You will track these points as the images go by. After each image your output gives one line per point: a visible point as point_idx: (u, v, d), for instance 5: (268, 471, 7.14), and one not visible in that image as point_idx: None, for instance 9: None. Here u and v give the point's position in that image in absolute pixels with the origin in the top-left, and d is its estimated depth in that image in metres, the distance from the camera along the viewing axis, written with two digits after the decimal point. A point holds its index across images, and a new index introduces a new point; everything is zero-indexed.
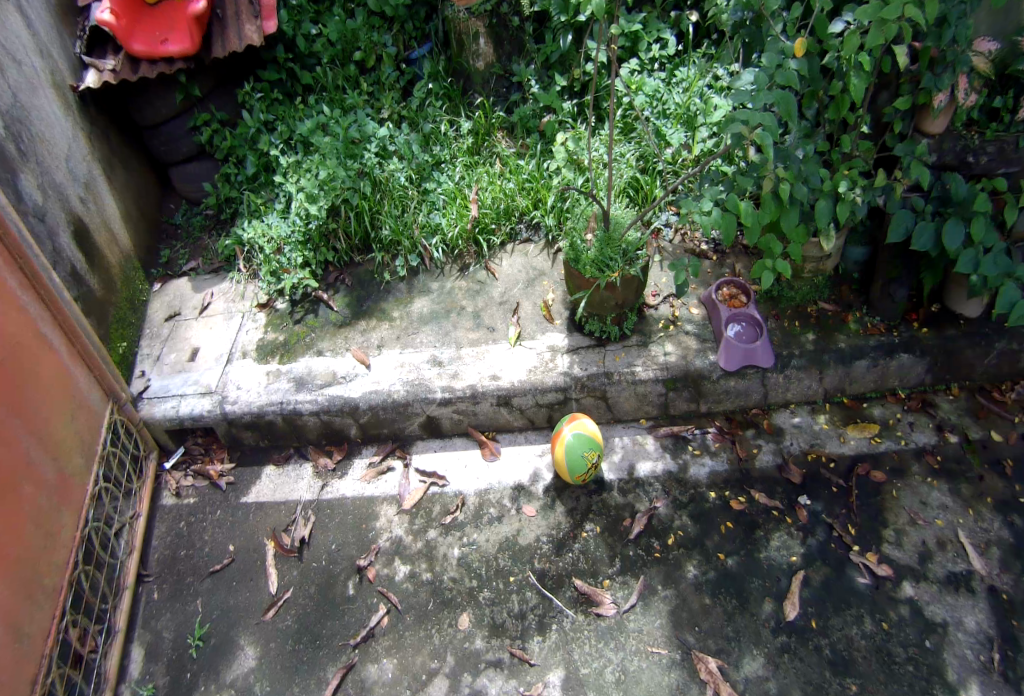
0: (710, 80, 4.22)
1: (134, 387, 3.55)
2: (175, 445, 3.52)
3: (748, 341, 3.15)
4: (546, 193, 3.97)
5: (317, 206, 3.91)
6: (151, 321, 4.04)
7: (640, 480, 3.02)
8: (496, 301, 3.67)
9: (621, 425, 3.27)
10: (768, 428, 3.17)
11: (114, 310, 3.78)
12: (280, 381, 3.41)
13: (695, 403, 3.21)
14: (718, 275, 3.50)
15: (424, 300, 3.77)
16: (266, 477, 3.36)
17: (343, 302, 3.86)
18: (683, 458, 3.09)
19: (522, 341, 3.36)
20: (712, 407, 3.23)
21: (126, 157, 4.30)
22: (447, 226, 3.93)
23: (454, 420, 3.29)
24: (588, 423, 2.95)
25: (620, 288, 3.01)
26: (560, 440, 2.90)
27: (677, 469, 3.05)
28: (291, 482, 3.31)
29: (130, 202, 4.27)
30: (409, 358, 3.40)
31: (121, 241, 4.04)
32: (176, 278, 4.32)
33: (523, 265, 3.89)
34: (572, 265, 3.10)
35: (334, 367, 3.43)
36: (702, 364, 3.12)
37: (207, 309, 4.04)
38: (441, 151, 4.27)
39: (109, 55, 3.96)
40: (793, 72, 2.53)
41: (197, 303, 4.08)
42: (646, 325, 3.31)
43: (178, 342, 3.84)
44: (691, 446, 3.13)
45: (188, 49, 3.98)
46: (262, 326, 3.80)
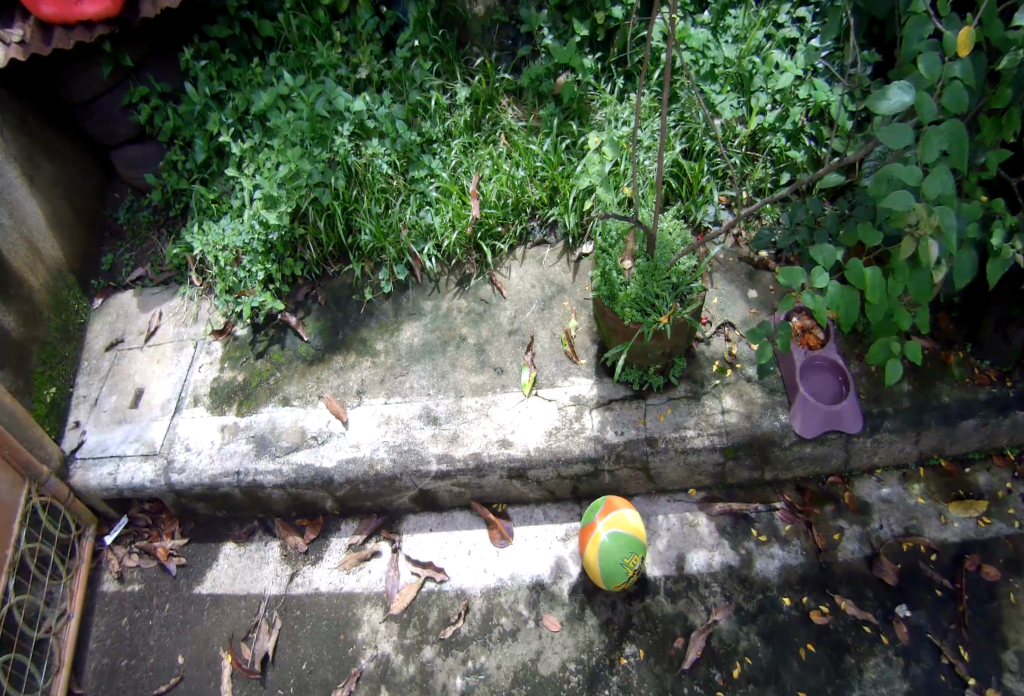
0: (770, 27, 3.26)
1: (67, 444, 3.18)
2: (116, 517, 3.15)
3: (827, 399, 2.43)
4: (564, 185, 3.07)
5: (277, 214, 3.18)
6: (91, 348, 3.58)
7: (692, 581, 2.32)
8: (504, 330, 2.92)
9: (676, 502, 2.51)
10: (850, 504, 2.45)
11: (40, 348, 3.29)
12: (236, 441, 2.94)
13: (755, 471, 2.47)
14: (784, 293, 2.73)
15: (414, 327, 3.07)
16: (223, 558, 2.95)
17: (315, 328, 3.23)
18: (745, 548, 2.37)
19: (538, 391, 2.63)
20: (779, 476, 2.50)
21: (55, 147, 3.55)
22: (441, 229, 3.11)
23: (452, 494, 2.64)
24: (620, 514, 2.23)
25: (670, 336, 2.23)
26: (592, 539, 2.21)
27: (739, 561, 2.35)
28: (255, 568, 2.85)
29: (61, 201, 3.57)
30: (393, 414, 2.75)
31: (49, 257, 3.45)
32: (118, 292, 3.76)
33: (536, 279, 3.05)
34: (600, 313, 2.36)
35: (303, 421, 2.88)
36: (771, 427, 2.38)
37: (154, 335, 3.58)
38: (431, 127, 3.36)
39: (14, 21, 3.10)
40: (963, 85, 1.73)
41: (142, 328, 3.61)
42: (697, 370, 2.54)
43: (120, 382, 3.40)
44: (755, 530, 2.41)
45: (109, 11, 3.13)
46: (219, 361, 3.33)
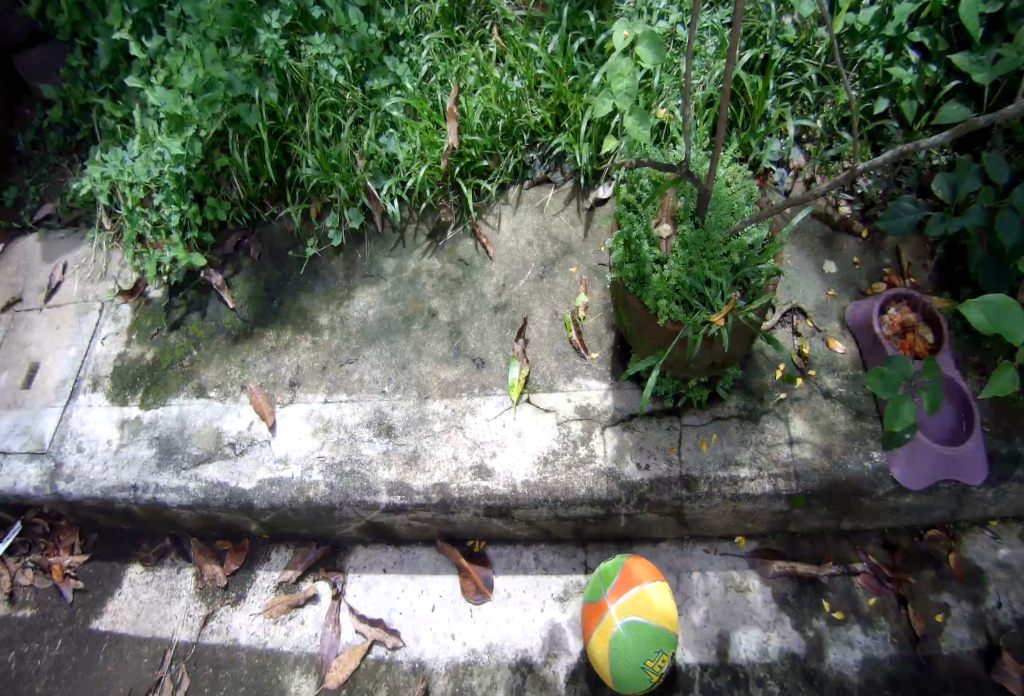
0: None
1: None
2: (11, 520, 2.49)
3: (935, 433, 1.73)
4: (576, 102, 2.19)
5: (182, 140, 2.39)
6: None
7: (739, 677, 1.67)
8: (488, 304, 2.11)
9: (719, 557, 1.83)
10: (959, 571, 1.76)
11: None
12: (137, 443, 2.29)
13: (827, 520, 1.78)
14: (871, 272, 1.98)
15: (370, 296, 2.26)
16: (128, 586, 2.35)
17: (243, 294, 2.47)
18: (814, 630, 1.72)
19: (532, 396, 1.89)
20: (860, 525, 1.81)
21: None
22: (405, 162, 2.26)
23: (411, 528, 1.98)
24: (635, 594, 1.55)
25: (724, 345, 1.50)
26: (603, 626, 1.56)
27: (806, 650, 1.69)
28: (163, 604, 2.26)
29: None
30: (333, 417, 2.04)
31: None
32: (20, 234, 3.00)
33: (534, 231, 2.21)
34: (618, 306, 1.66)
35: (218, 421, 2.20)
36: (858, 471, 1.67)
37: (56, 294, 2.83)
38: (396, 19, 2.42)
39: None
40: None
41: (42, 286, 2.87)
42: (754, 379, 1.81)
43: (11, 353, 2.71)
44: (827, 604, 1.75)
45: None
46: (126, 332, 2.62)
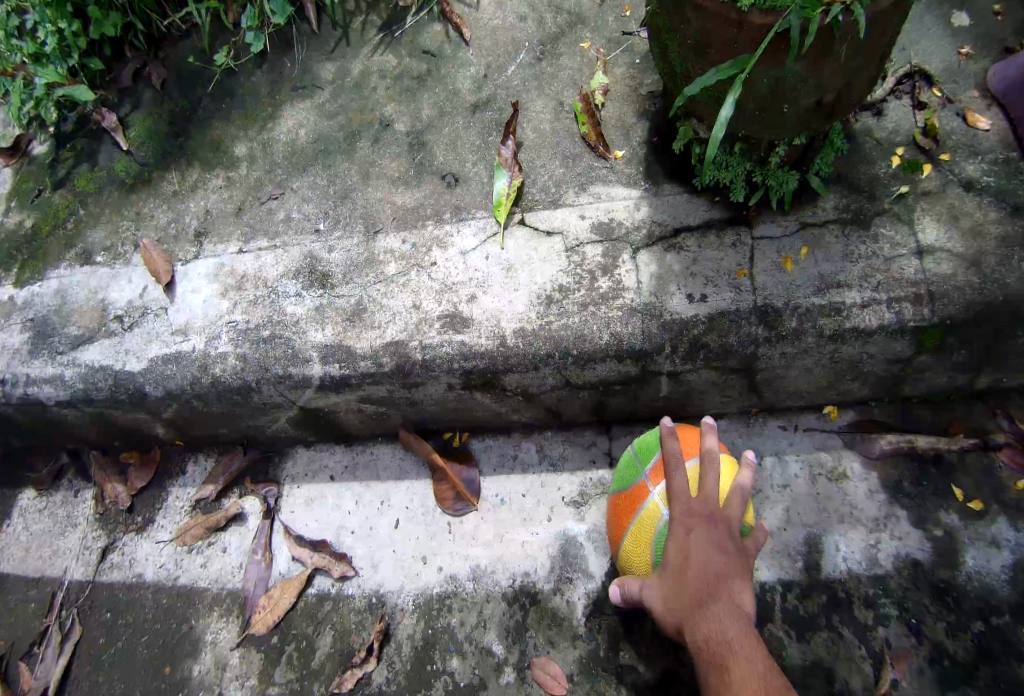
0: None
1: None
2: None
3: None
4: None
5: None
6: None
7: (839, 598, 1.19)
8: (464, 103, 1.48)
9: (801, 436, 1.32)
10: None
11: None
12: (8, 329, 1.67)
13: (961, 376, 1.24)
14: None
15: (301, 114, 1.61)
16: (20, 523, 1.76)
17: (140, 135, 1.83)
18: (943, 529, 1.21)
19: (529, 213, 1.30)
20: (1011, 379, 1.25)
21: None
22: None
23: (363, 419, 1.43)
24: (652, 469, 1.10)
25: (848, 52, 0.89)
26: (633, 497, 1.10)
27: (933, 557, 1.20)
28: (56, 536, 1.69)
29: None
30: (249, 270, 1.45)
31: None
32: None
33: (528, 2, 1.54)
34: (661, 30, 1.05)
35: (105, 290, 1.62)
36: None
37: None
38: None
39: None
40: None
41: None
42: (860, 170, 1.22)
43: None
44: (957, 490, 1.24)
45: None
46: (2, 201, 1.92)
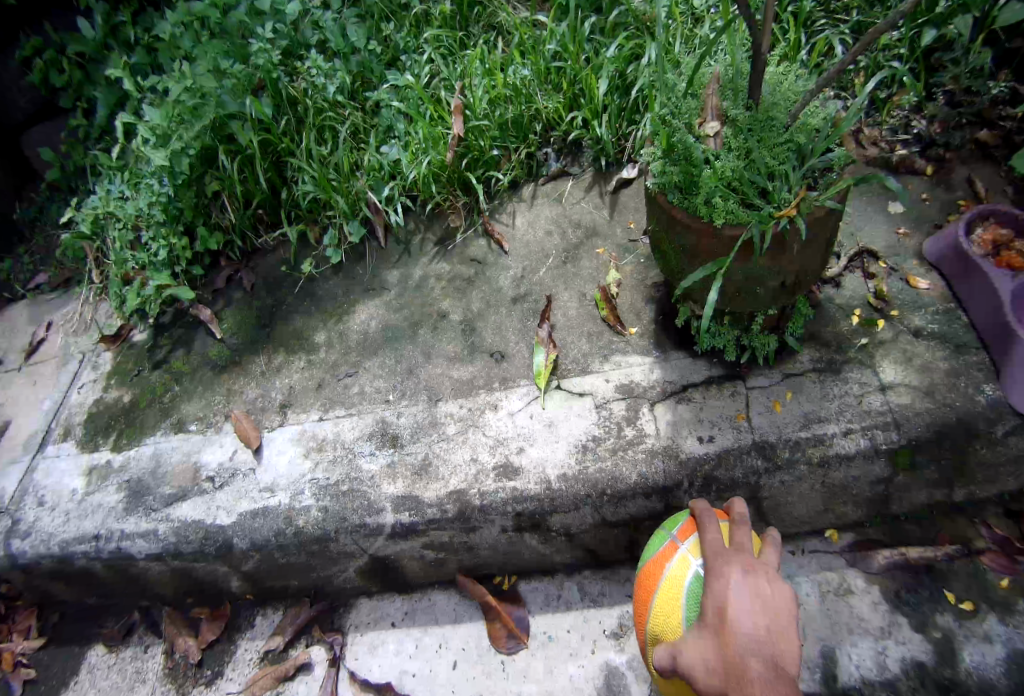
0: None
1: None
2: None
3: None
4: (592, 80, 2.06)
5: (168, 153, 2.20)
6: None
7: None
8: (505, 297, 1.90)
9: (809, 558, 1.48)
10: None
11: None
12: (104, 489, 1.96)
13: (939, 492, 1.43)
14: (939, 214, 1.74)
15: (371, 307, 2.06)
16: (88, 672, 1.90)
17: (232, 324, 2.25)
18: (941, 629, 1.34)
19: (561, 379, 1.62)
20: (982, 494, 1.44)
21: None
22: (407, 165, 2.14)
23: (424, 566, 1.61)
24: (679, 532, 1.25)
25: (799, 245, 1.23)
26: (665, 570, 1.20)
27: (936, 657, 1.31)
28: (124, 691, 1.80)
29: None
30: (328, 434, 1.75)
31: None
32: (12, 304, 3.10)
33: (552, 220, 2.04)
34: (657, 237, 1.40)
35: (197, 455, 1.89)
36: (971, 412, 1.35)
37: (38, 351, 2.75)
38: (397, 34, 2.39)
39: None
40: None
41: (26, 345, 2.80)
42: (827, 330, 1.52)
43: None
44: (952, 596, 1.37)
45: None
46: (104, 377, 2.38)
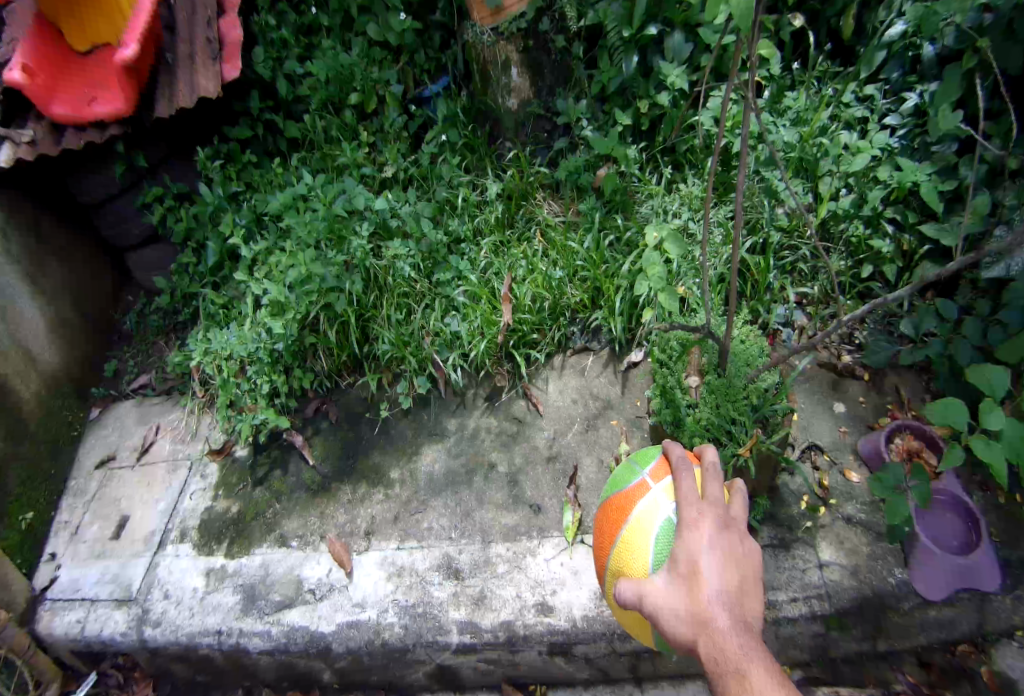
0: (833, 107, 2.86)
1: (40, 580, 2.89)
2: (90, 670, 2.71)
3: (952, 546, 1.97)
4: (610, 286, 2.69)
5: (283, 322, 2.87)
6: (79, 466, 3.35)
7: None
8: (541, 455, 2.48)
9: None
10: (998, 688, 1.85)
11: (21, 467, 3.04)
12: (223, 590, 2.50)
13: (867, 644, 1.93)
14: (874, 414, 2.31)
15: (436, 451, 2.63)
16: None
17: (322, 452, 2.82)
18: None
19: (585, 536, 2.21)
20: (898, 646, 1.94)
21: (69, 250, 3.61)
22: (467, 339, 2.74)
23: (477, 673, 2.13)
24: (649, 477, 1.70)
25: (754, 473, 1.91)
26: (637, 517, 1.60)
27: None
28: None
29: (69, 304, 3.54)
30: (405, 562, 2.30)
31: (45, 362, 3.30)
32: (120, 402, 3.64)
33: (578, 391, 2.65)
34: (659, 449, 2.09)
35: (300, 570, 2.44)
36: (881, 588, 1.90)
37: (149, 452, 3.30)
38: (459, 225, 3.03)
39: (30, 120, 3.18)
40: None
41: (137, 444, 3.35)
42: (782, 512, 2.09)
43: (106, 506, 3.12)
44: None
45: (121, 110, 3.22)
46: (213, 487, 2.93)
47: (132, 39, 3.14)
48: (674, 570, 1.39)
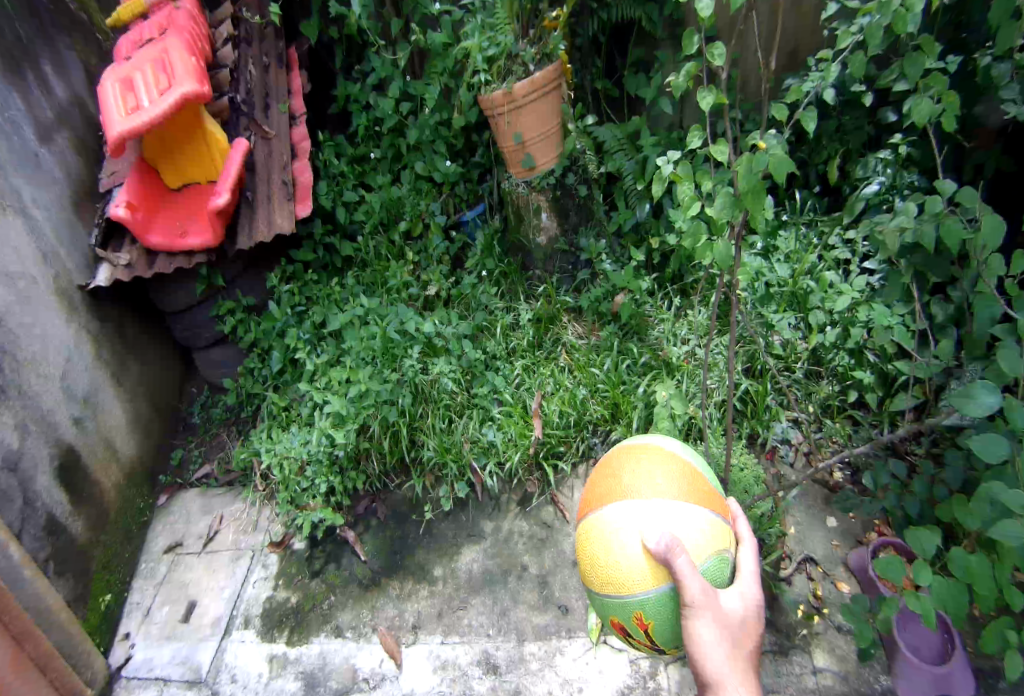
0: (820, 249, 3.30)
1: (114, 659, 3.04)
2: None
3: (932, 657, 2.18)
4: (627, 405, 3.11)
5: (343, 432, 3.28)
6: (149, 549, 3.51)
7: None
8: (568, 559, 2.89)
9: None
10: None
11: (103, 552, 3.24)
12: (285, 677, 2.78)
13: None
14: (862, 528, 2.64)
15: (474, 552, 3.01)
16: None
17: (372, 548, 3.18)
18: None
19: (607, 636, 2.58)
20: None
21: (144, 349, 3.91)
22: (502, 449, 3.16)
23: None
24: (723, 513, 1.96)
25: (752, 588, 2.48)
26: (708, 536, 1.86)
27: None
28: None
29: (144, 399, 3.82)
30: (450, 656, 2.64)
31: (124, 454, 3.55)
32: (185, 489, 3.81)
33: None
34: None
35: (355, 661, 2.75)
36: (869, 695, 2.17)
37: (214, 540, 3.48)
38: (495, 346, 3.48)
39: (126, 245, 3.67)
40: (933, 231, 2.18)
41: (203, 532, 3.53)
42: (782, 619, 2.39)
43: (174, 591, 3.28)
44: None
45: (210, 241, 3.68)
46: (274, 578, 3.19)
47: (225, 188, 3.65)
48: (724, 614, 1.72)
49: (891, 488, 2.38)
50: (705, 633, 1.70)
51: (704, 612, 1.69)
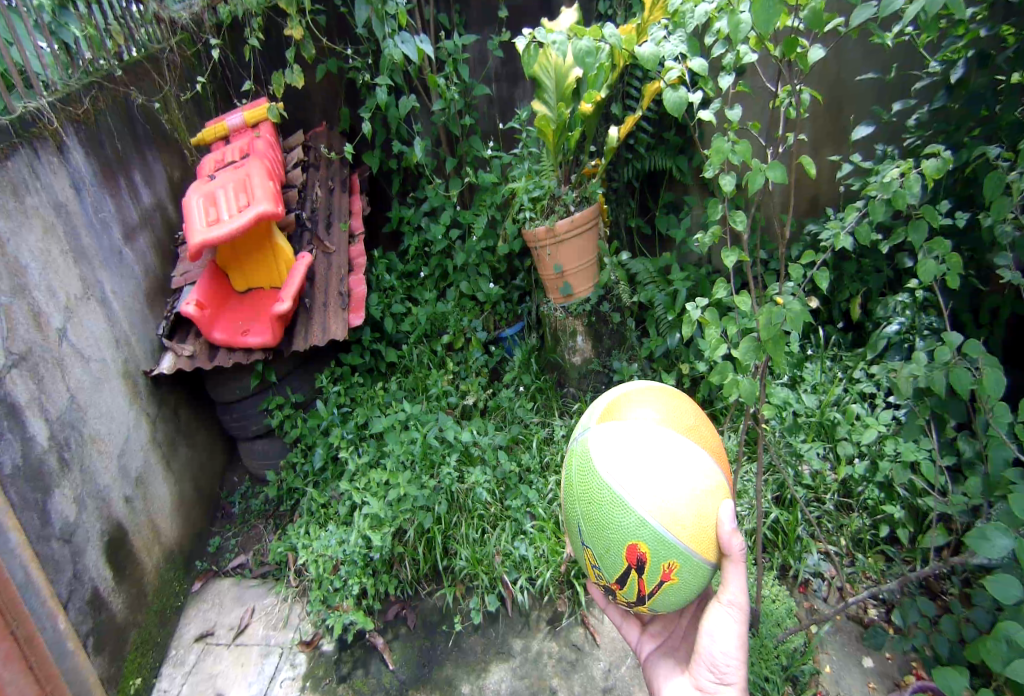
0: (845, 382, 3.45)
1: None
2: None
3: None
4: None
5: (380, 534, 3.37)
6: (180, 636, 3.54)
7: None
8: (597, 685, 2.87)
9: None
10: None
11: (137, 633, 3.26)
12: None
13: None
14: (899, 670, 2.59)
15: (503, 670, 3.01)
16: None
17: (401, 657, 3.17)
18: None
19: None
20: None
21: (194, 435, 4.13)
22: (534, 564, 3.25)
23: None
24: None
25: None
26: None
27: None
28: None
29: (188, 482, 3.99)
30: None
31: (166, 536, 3.65)
32: (219, 578, 3.87)
33: None
34: None
35: None
36: None
37: (244, 633, 3.50)
38: (529, 459, 3.64)
39: (189, 339, 4.00)
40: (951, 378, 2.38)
41: (233, 623, 3.56)
42: None
43: (201, 683, 3.27)
44: None
45: (268, 340, 3.95)
46: (301, 679, 3.18)
47: (287, 294, 3.96)
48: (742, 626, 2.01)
49: (920, 626, 2.41)
50: (719, 621, 1.96)
51: (735, 609, 1.95)
